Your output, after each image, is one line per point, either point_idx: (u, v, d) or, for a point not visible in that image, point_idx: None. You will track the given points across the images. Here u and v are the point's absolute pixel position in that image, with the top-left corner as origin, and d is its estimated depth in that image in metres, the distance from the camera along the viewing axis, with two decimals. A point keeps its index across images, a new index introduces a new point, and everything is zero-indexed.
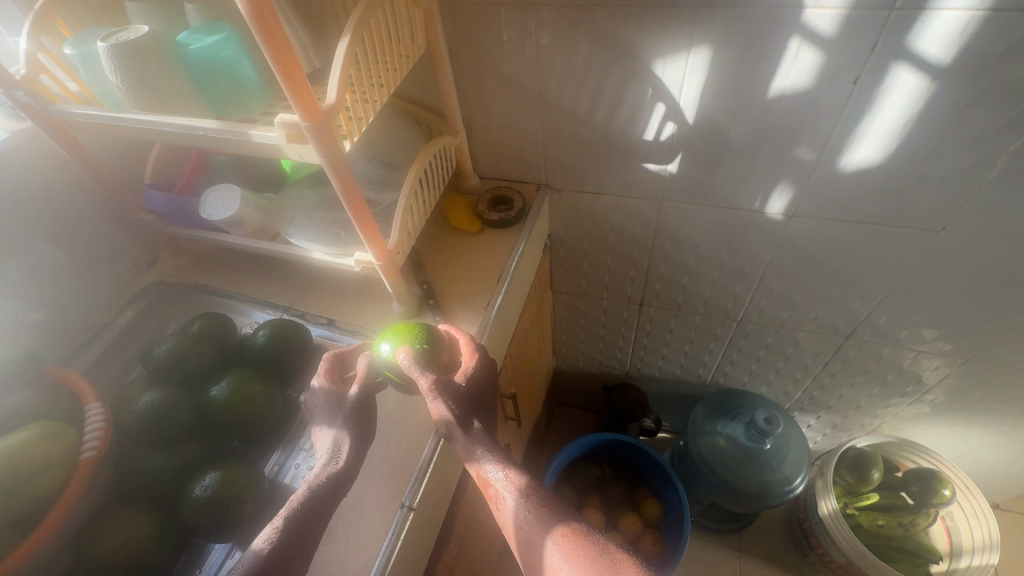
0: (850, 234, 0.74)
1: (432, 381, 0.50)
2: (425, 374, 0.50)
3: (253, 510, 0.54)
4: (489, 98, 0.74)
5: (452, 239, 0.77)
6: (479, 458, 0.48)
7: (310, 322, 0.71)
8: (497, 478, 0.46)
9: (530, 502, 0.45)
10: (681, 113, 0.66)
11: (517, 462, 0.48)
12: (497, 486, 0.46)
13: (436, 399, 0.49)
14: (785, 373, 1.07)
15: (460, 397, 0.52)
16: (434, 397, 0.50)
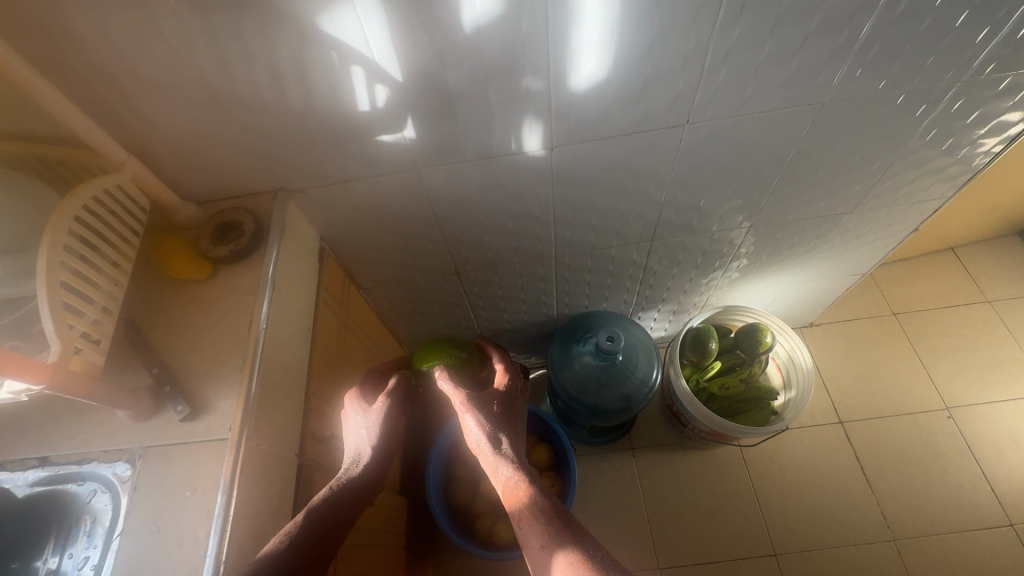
0: (611, 150, 0.71)
1: (469, 399, 0.68)
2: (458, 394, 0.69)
3: None
4: (146, 106, 0.56)
5: (180, 294, 0.61)
6: (503, 471, 0.59)
7: (17, 470, 0.54)
8: (517, 497, 0.55)
9: (544, 520, 0.51)
10: (383, 72, 0.55)
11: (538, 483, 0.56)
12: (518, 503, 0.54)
13: (469, 412, 0.66)
14: (616, 286, 1.09)
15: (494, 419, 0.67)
16: (469, 415, 0.66)
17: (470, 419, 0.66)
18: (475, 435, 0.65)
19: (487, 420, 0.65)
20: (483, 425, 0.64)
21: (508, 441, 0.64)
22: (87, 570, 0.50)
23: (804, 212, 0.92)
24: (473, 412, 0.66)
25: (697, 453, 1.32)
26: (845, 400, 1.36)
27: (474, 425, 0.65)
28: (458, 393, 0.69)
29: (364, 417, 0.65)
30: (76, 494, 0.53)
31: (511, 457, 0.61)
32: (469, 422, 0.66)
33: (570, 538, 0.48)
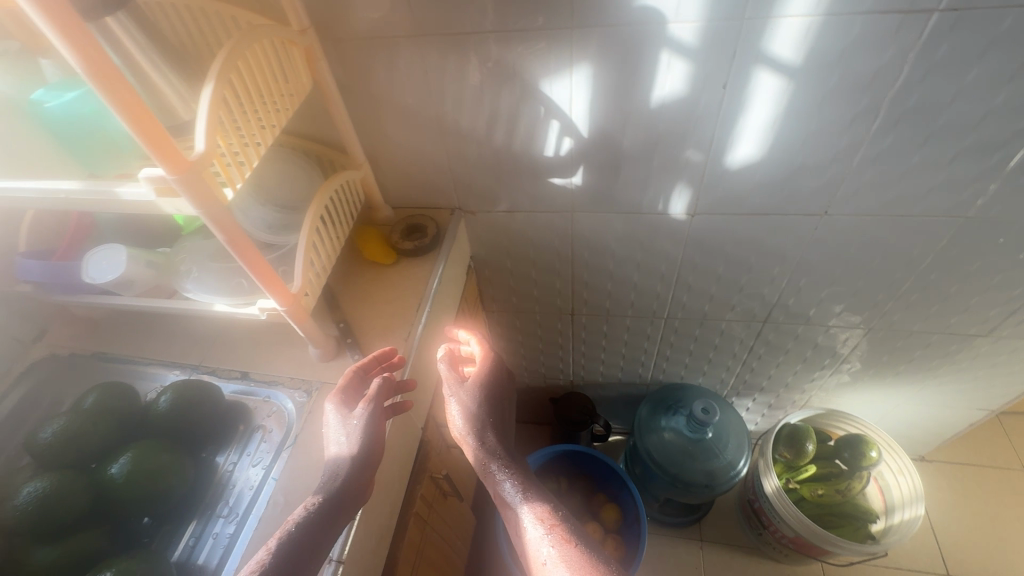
0: (745, 224, 0.78)
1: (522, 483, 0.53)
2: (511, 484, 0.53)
3: None
4: (389, 127, 0.73)
5: (369, 273, 0.75)
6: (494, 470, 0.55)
7: (221, 378, 0.66)
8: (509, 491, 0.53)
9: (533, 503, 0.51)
10: (574, 128, 0.69)
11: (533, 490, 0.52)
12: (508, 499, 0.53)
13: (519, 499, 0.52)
14: (716, 361, 1.11)
15: (478, 407, 0.59)
16: (518, 493, 0.52)
17: (518, 492, 0.52)
18: (507, 502, 0.53)
19: (473, 380, 0.61)
20: (543, 506, 0.50)
21: (498, 434, 0.57)
22: (258, 469, 0.60)
23: (930, 325, 0.91)
24: (525, 492, 0.52)
25: (773, 564, 1.22)
26: (954, 550, 1.22)
27: (551, 536, 0.47)
28: (448, 372, 0.62)
29: (460, 398, 0.60)
30: (259, 406, 0.65)
31: (501, 453, 0.56)
32: (507, 486, 0.53)
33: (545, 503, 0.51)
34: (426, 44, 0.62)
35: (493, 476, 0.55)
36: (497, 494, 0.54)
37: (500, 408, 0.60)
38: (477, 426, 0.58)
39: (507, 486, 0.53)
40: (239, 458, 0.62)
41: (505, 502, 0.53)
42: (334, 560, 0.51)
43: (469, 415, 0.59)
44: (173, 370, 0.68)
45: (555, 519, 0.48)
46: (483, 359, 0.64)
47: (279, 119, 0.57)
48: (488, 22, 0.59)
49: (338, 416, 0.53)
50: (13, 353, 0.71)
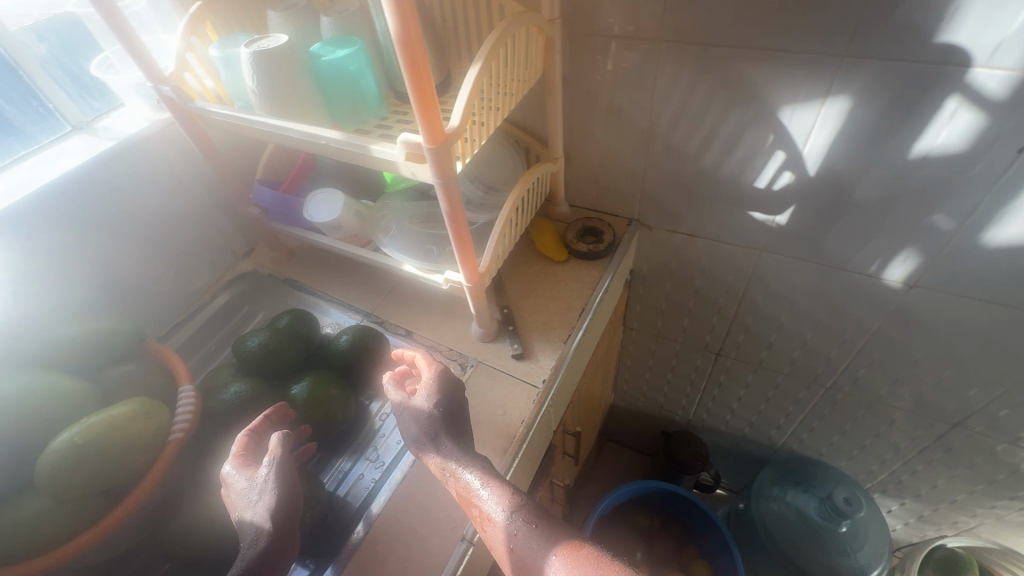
0: (976, 312, 0.66)
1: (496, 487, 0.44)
2: (483, 492, 0.44)
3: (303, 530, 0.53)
4: (595, 127, 0.72)
5: (537, 265, 0.75)
6: (461, 475, 0.46)
7: (388, 330, 0.71)
8: (481, 496, 0.44)
9: (517, 513, 0.41)
10: (801, 164, 0.62)
11: (515, 492, 0.43)
12: (485, 507, 0.43)
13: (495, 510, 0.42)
14: (870, 450, 0.97)
15: (428, 416, 0.49)
16: (484, 487, 0.44)
17: (482, 486, 0.44)
18: (475, 504, 0.44)
19: (425, 384, 0.51)
20: (515, 495, 0.43)
21: (457, 438, 0.49)
22: None
23: None
24: (492, 482, 0.44)
25: None
26: None
27: (522, 516, 0.41)
28: (391, 395, 0.52)
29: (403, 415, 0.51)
30: None
31: (462, 457, 0.47)
32: (470, 480, 0.46)
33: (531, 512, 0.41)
34: (667, 50, 0.59)
35: (458, 483, 0.46)
36: (465, 499, 0.46)
37: (459, 411, 0.51)
38: (432, 433, 0.49)
39: (472, 483, 0.45)
40: (389, 413, 0.65)
41: (473, 501, 0.45)
42: (466, 540, 0.55)
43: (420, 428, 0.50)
44: (349, 312, 0.74)
45: (533, 508, 0.42)
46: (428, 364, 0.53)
47: (509, 103, 0.58)
48: (742, 36, 0.55)
49: (238, 485, 0.44)
50: (228, 262, 0.81)
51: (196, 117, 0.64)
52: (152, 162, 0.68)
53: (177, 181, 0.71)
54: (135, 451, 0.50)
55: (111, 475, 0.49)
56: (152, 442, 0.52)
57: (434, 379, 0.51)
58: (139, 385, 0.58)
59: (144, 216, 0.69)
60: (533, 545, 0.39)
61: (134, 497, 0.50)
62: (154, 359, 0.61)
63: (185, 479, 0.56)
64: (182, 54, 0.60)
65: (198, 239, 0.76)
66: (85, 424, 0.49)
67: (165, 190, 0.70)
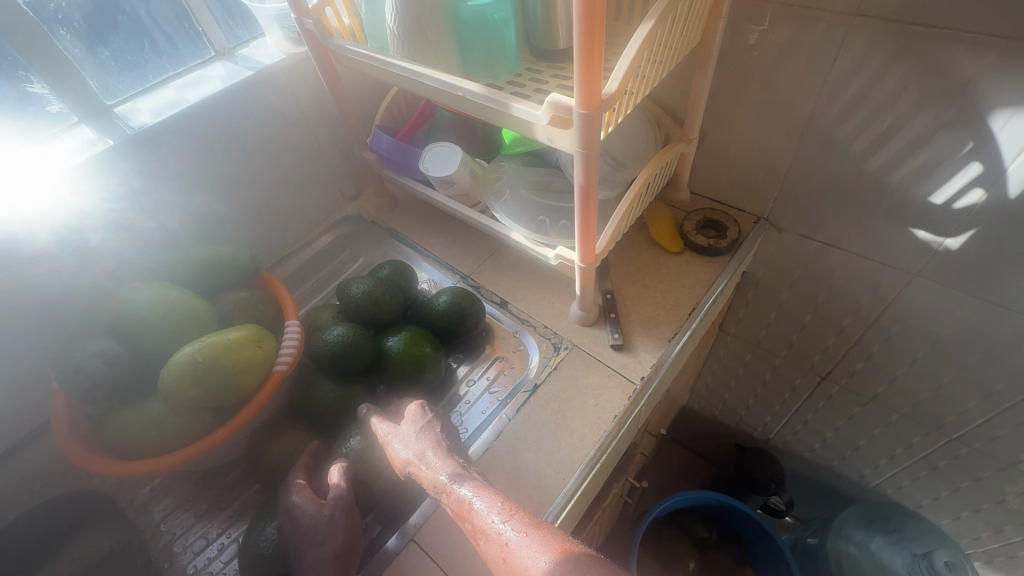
0: None
1: (492, 500, 0.41)
2: (477, 503, 0.41)
3: (384, 481, 0.54)
4: (743, 109, 0.64)
5: (647, 252, 0.70)
6: (454, 489, 0.44)
7: (484, 297, 0.69)
8: (477, 507, 0.41)
9: (514, 525, 0.38)
10: (1001, 182, 0.51)
11: (512, 506, 0.40)
12: (479, 519, 0.40)
13: (490, 524, 0.40)
14: (986, 516, 0.85)
15: (419, 437, 0.49)
16: (478, 498, 0.42)
17: (475, 498, 0.42)
18: (470, 518, 0.41)
19: (412, 414, 0.51)
20: (510, 506, 0.40)
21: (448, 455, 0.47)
22: (492, 399, 0.62)
23: None
24: (485, 493, 0.42)
25: None
26: None
27: (515, 525, 0.39)
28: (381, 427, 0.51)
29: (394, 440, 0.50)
30: (508, 338, 0.67)
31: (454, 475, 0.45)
32: (464, 493, 0.43)
33: (530, 523, 0.38)
34: (859, 27, 0.50)
35: (450, 502, 0.44)
36: (459, 517, 0.43)
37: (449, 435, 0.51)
38: (422, 452, 0.47)
39: (466, 495, 0.43)
40: (476, 381, 0.64)
41: (467, 517, 0.42)
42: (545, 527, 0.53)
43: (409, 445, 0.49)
44: (447, 272, 0.73)
45: (528, 518, 0.39)
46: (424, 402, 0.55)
47: (660, 72, 0.52)
48: (967, 18, 0.45)
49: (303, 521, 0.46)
50: (335, 202, 0.83)
51: (331, 54, 0.63)
52: (282, 96, 0.68)
53: (301, 117, 0.72)
54: (245, 377, 0.52)
55: (220, 396, 0.51)
56: (259, 369, 0.54)
57: (427, 412, 0.52)
58: (250, 312, 0.61)
59: (268, 149, 0.70)
60: (527, 554, 0.36)
61: (238, 420, 0.52)
62: (265, 289, 0.64)
63: (281, 407, 0.59)
64: None
65: (313, 179, 0.78)
66: (206, 342, 0.51)
67: (290, 125, 0.71)
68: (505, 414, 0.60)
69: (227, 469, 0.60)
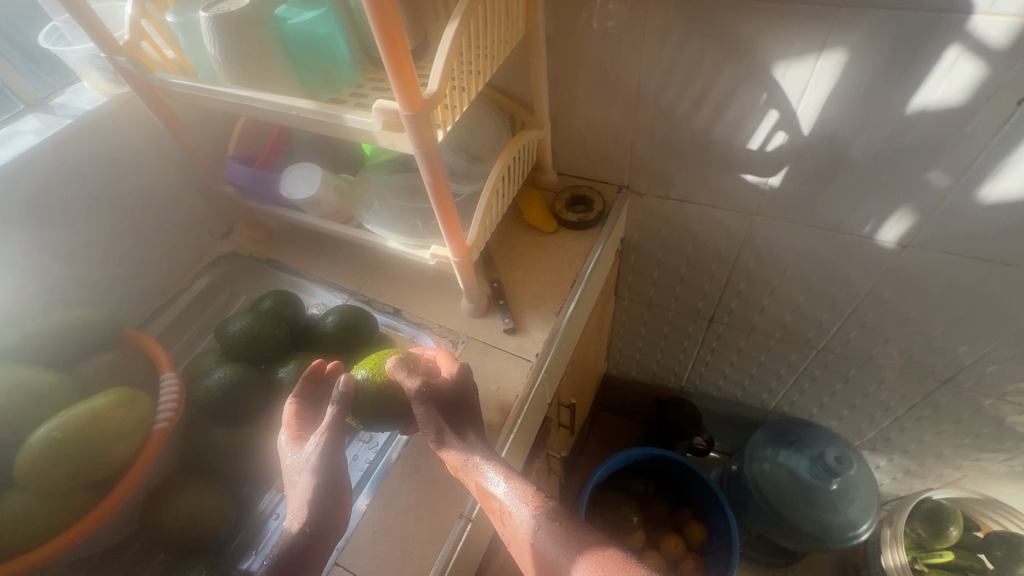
0: (967, 271, 0.66)
1: (521, 484, 0.40)
2: (507, 487, 0.40)
3: None
4: (582, 90, 0.68)
5: (526, 237, 0.73)
6: (481, 468, 0.43)
7: (376, 309, 0.69)
8: (502, 492, 0.40)
9: (544, 518, 0.38)
10: (795, 123, 0.60)
11: (544, 498, 0.39)
12: (506, 501, 0.40)
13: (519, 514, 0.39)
14: (861, 410, 0.98)
15: (454, 411, 0.46)
16: (504, 483, 0.41)
17: (501, 482, 0.41)
18: (495, 499, 0.41)
19: (442, 379, 0.48)
20: (538, 495, 0.40)
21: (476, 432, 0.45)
22: None
23: None
24: (514, 478, 0.41)
25: None
26: None
27: (545, 515, 0.38)
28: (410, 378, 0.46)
29: (421, 401, 0.45)
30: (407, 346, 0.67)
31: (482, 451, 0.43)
32: (489, 474, 0.42)
33: (568, 520, 0.37)
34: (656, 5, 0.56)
35: (475, 475, 0.43)
36: (482, 493, 0.42)
37: (474, 405, 0.48)
38: (452, 425, 0.45)
39: (491, 477, 0.42)
40: None
41: (491, 497, 0.41)
42: (464, 517, 0.55)
43: (439, 417, 0.46)
44: (336, 292, 0.72)
45: (555, 508, 0.39)
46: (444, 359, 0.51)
47: (490, 66, 0.54)
48: None
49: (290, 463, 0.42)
50: (204, 243, 0.78)
51: (158, 90, 0.60)
52: (114, 141, 0.64)
53: (143, 160, 0.68)
54: (119, 443, 0.49)
55: (93, 469, 0.47)
56: (135, 431, 0.50)
57: (456, 376, 0.48)
58: (117, 376, 0.56)
59: (110, 199, 0.65)
60: (560, 550, 0.36)
61: (120, 490, 0.49)
62: (132, 348, 0.59)
63: (173, 466, 0.55)
64: (135, 21, 0.56)
65: (172, 223, 0.73)
66: (64, 417, 0.47)
67: (132, 170, 0.67)
68: None
69: (124, 548, 0.55)
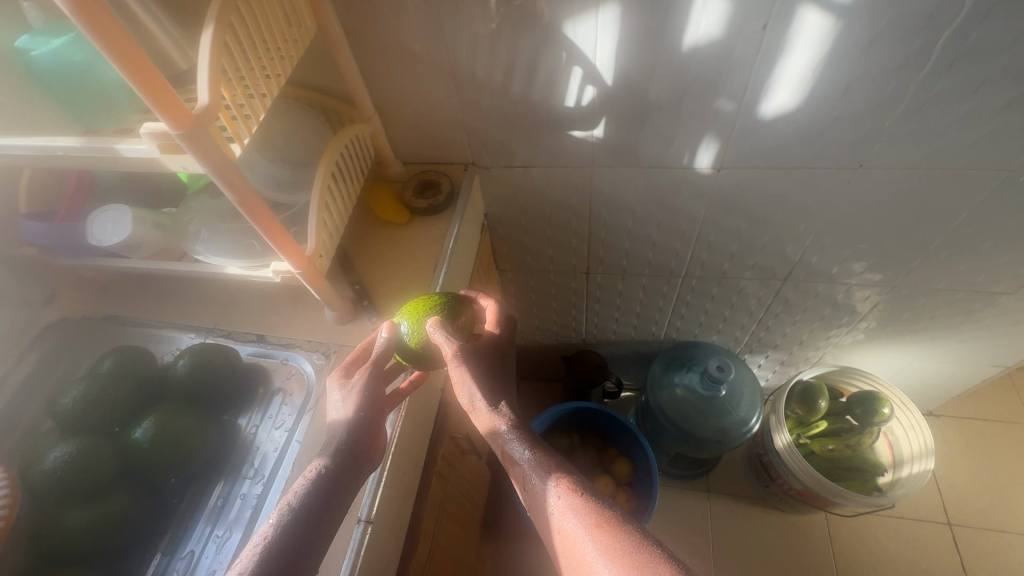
0: (772, 180, 0.75)
1: (538, 451, 0.47)
2: (526, 450, 0.47)
3: None
4: (399, 76, 0.68)
5: (381, 233, 0.73)
6: (501, 432, 0.48)
7: (238, 341, 0.66)
8: (522, 457, 0.46)
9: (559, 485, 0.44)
10: (598, 75, 0.64)
11: (560, 468, 0.45)
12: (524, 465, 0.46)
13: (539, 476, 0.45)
14: (732, 320, 1.10)
15: (489, 376, 0.51)
16: (524, 450, 0.47)
17: (521, 448, 0.47)
18: (515, 460, 0.47)
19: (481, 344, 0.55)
20: (555, 462, 0.46)
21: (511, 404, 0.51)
22: (281, 432, 0.60)
23: (957, 282, 0.89)
24: (533, 446, 0.47)
25: (777, 513, 1.24)
26: (957, 500, 1.23)
27: (559, 484, 0.44)
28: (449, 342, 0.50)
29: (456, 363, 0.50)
30: (279, 370, 0.64)
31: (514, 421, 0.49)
32: (509, 440, 0.48)
33: (581, 489, 0.43)
34: None
35: (501, 441, 0.48)
36: (505, 458, 0.48)
37: (505, 372, 0.55)
38: (486, 394, 0.49)
39: (512, 444, 0.47)
40: (259, 423, 0.61)
41: (511, 459, 0.47)
42: (363, 519, 0.52)
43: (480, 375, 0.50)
44: (190, 334, 0.67)
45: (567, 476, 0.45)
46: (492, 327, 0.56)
47: (283, 66, 0.52)
48: None
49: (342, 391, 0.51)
50: (23, 317, 0.69)
51: None
52: None
53: None
54: None
55: None
56: None
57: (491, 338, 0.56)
58: None
59: None
60: (571, 518, 0.42)
61: None
62: None
63: None
64: None
65: None
66: None
67: None
68: (297, 438, 0.58)
69: None
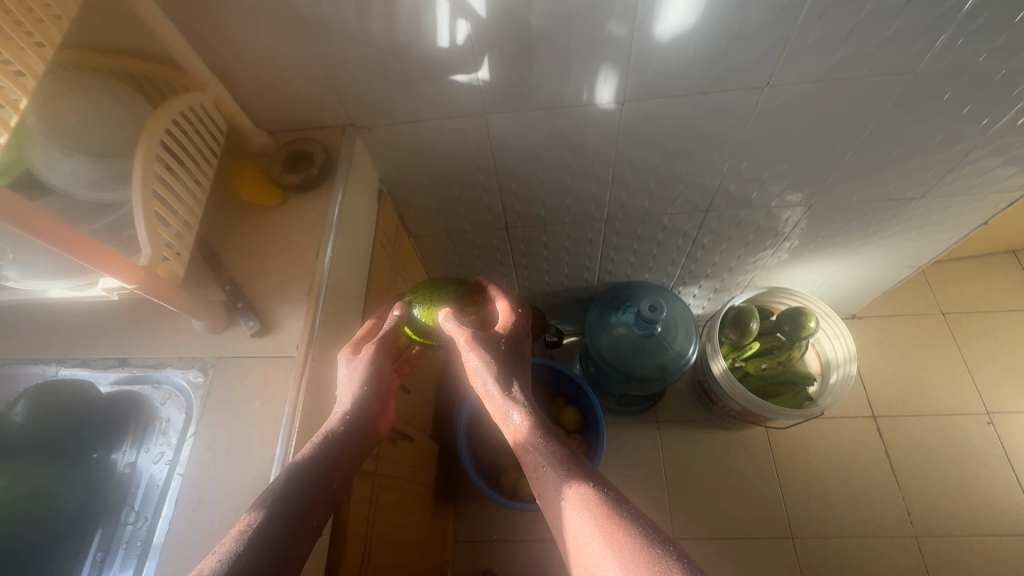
0: (679, 109, 0.69)
1: (548, 441, 0.47)
2: (535, 437, 0.47)
3: None
4: (231, 27, 0.56)
5: (252, 219, 0.63)
6: (514, 418, 0.50)
7: (97, 368, 0.57)
8: (532, 444, 0.47)
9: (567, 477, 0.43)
10: (467, 7, 0.54)
11: (571, 462, 0.44)
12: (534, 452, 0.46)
13: (546, 466, 0.45)
14: (662, 256, 1.07)
15: (504, 364, 0.54)
16: (535, 438, 0.47)
17: (532, 436, 0.47)
18: (527, 447, 0.47)
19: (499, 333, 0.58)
20: (566, 457, 0.45)
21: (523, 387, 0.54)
22: (163, 465, 0.53)
23: (870, 193, 0.89)
24: (544, 436, 0.47)
25: (721, 432, 1.30)
26: (879, 394, 1.32)
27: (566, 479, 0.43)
28: (459, 328, 0.56)
29: (472, 348, 0.54)
30: (153, 395, 0.56)
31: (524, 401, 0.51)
32: (521, 428, 0.49)
33: (590, 486, 0.42)
34: None
35: (513, 424, 0.50)
36: (519, 447, 0.49)
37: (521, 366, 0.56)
38: (499, 378, 0.52)
39: (526, 433, 0.48)
40: (135, 459, 0.54)
41: (523, 447, 0.48)
42: None
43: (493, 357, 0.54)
44: (35, 367, 0.58)
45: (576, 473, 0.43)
46: (506, 315, 0.61)
47: (44, 31, 0.40)
48: None
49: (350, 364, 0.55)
50: None
51: None
52: None
53: None
54: None
55: None
56: None
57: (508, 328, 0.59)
58: None
59: None
60: (576, 517, 0.40)
61: None
62: None
63: None
64: None
65: None
66: None
67: None
68: (179, 471, 0.51)
69: None
